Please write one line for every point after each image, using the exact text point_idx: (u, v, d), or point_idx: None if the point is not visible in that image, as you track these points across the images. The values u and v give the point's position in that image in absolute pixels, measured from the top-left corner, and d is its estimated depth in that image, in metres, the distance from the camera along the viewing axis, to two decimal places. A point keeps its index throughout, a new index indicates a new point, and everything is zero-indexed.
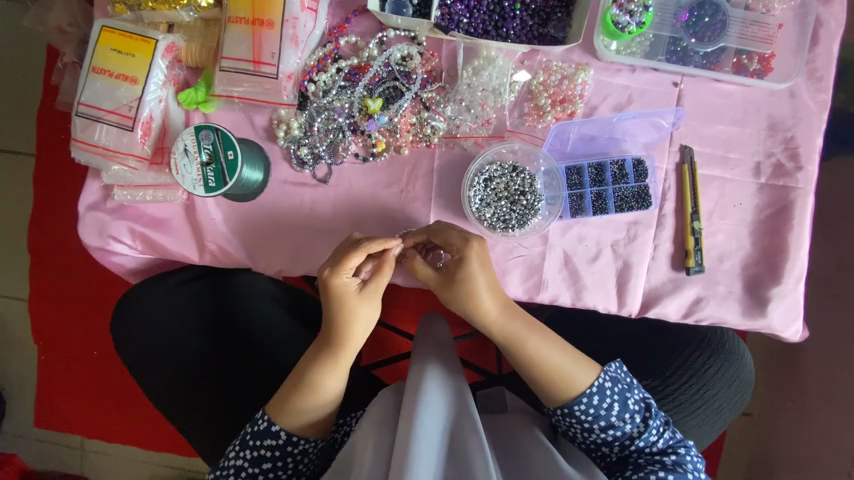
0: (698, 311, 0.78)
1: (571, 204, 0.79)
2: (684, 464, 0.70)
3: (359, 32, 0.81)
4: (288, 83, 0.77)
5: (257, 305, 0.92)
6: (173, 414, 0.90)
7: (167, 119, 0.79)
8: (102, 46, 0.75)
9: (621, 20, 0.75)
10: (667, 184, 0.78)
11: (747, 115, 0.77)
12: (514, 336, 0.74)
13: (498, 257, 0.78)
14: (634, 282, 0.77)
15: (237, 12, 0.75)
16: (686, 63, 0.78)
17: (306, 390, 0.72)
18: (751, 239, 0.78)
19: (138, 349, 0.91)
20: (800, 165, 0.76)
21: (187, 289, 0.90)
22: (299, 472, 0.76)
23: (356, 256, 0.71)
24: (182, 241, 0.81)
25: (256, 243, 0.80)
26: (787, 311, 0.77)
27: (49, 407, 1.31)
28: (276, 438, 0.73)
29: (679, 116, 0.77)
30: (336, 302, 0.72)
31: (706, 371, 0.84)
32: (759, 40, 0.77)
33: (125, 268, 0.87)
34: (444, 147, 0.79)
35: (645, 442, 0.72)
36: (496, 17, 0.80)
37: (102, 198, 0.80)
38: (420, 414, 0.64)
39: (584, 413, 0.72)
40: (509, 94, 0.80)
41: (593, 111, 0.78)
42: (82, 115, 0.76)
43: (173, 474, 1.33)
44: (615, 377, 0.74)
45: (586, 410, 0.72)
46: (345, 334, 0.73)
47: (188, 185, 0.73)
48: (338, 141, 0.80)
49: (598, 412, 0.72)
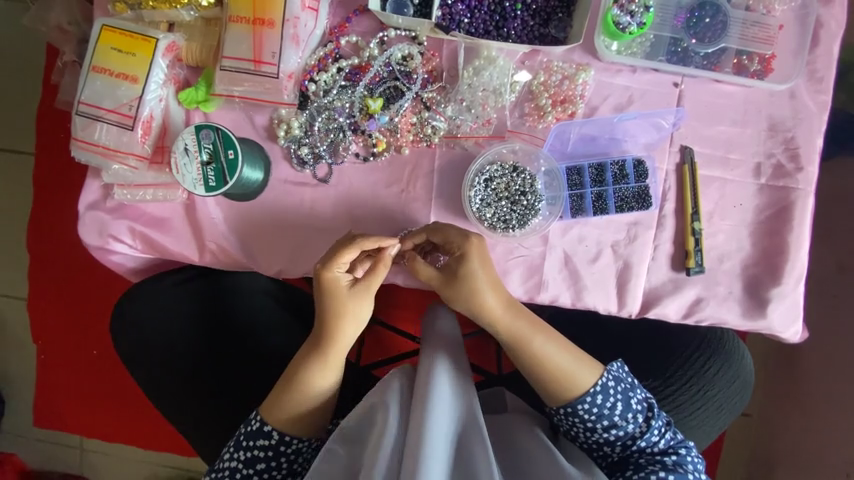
0: (698, 311, 0.78)
1: (571, 204, 0.78)
2: (684, 464, 0.71)
3: (360, 31, 0.81)
4: (288, 83, 0.77)
5: (257, 304, 0.92)
6: (173, 414, 0.90)
7: (167, 118, 0.79)
8: (102, 45, 0.75)
9: (621, 20, 0.76)
10: (667, 184, 0.78)
11: (747, 116, 0.77)
12: (519, 335, 0.74)
13: (498, 257, 0.78)
14: (634, 283, 0.78)
15: (237, 11, 0.75)
16: (686, 64, 0.78)
17: (298, 386, 0.73)
18: (751, 240, 0.78)
19: (137, 349, 0.91)
20: (800, 165, 0.76)
21: (188, 289, 0.91)
22: (295, 472, 0.76)
23: (350, 252, 0.71)
24: (182, 241, 0.81)
25: (256, 243, 0.80)
26: (787, 312, 0.77)
27: (49, 407, 1.31)
28: (267, 439, 0.73)
29: (679, 116, 0.77)
30: (328, 295, 0.73)
31: (706, 372, 0.84)
32: (760, 41, 0.77)
33: (125, 267, 0.87)
34: (445, 147, 0.79)
35: (646, 442, 0.72)
36: (497, 17, 0.80)
37: (102, 197, 0.80)
38: (431, 413, 0.64)
39: (588, 412, 0.72)
40: (510, 94, 0.79)
41: (593, 111, 0.78)
42: (82, 114, 0.76)
43: (173, 474, 1.33)
44: (617, 376, 0.74)
45: (589, 409, 0.72)
46: (336, 328, 0.73)
47: (188, 184, 0.73)
48: (338, 140, 0.80)
49: (602, 411, 0.72)
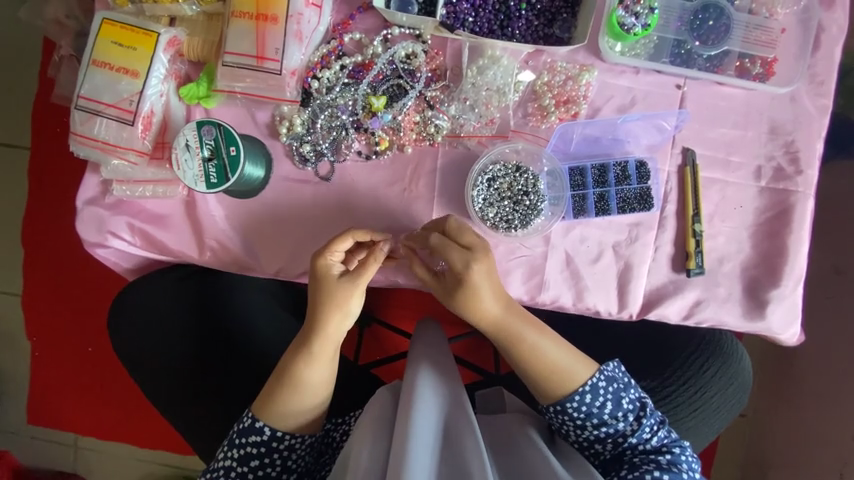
0: (698, 313, 0.78)
1: (574, 205, 0.78)
2: (678, 463, 0.71)
3: (364, 28, 0.80)
4: (291, 79, 0.76)
5: (254, 302, 0.91)
6: (172, 414, 0.89)
7: (168, 113, 0.78)
8: (102, 38, 0.75)
9: (626, 21, 0.76)
10: (669, 186, 0.78)
11: (749, 118, 0.78)
12: (516, 335, 0.74)
13: (499, 258, 0.78)
14: (634, 284, 0.78)
15: (240, 6, 0.74)
16: (689, 66, 0.78)
17: (292, 379, 0.73)
18: (751, 243, 0.78)
19: (138, 342, 0.90)
20: (800, 169, 0.77)
21: (186, 288, 0.89)
22: (290, 469, 0.75)
23: (345, 241, 0.73)
24: (182, 239, 0.80)
25: (257, 241, 0.80)
26: (787, 314, 0.77)
27: (42, 405, 1.30)
28: (259, 435, 0.72)
29: (681, 118, 0.78)
30: (323, 284, 0.73)
31: (704, 373, 0.85)
32: (762, 44, 0.78)
33: (124, 264, 0.86)
34: (448, 146, 0.79)
35: (637, 439, 0.73)
36: (501, 17, 0.80)
37: (100, 193, 0.80)
38: (416, 423, 0.63)
39: (577, 411, 0.73)
40: (513, 94, 0.79)
41: (596, 112, 0.79)
42: (81, 108, 0.75)
43: (169, 473, 1.32)
44: (611, 377, 0.74)
45: (578, 408, 0.73)
46: (329, 319, 0.73)
47: (189, 181, 0.73)
48: (341, 138, 0.79)
49: (591, 410, 0.73)
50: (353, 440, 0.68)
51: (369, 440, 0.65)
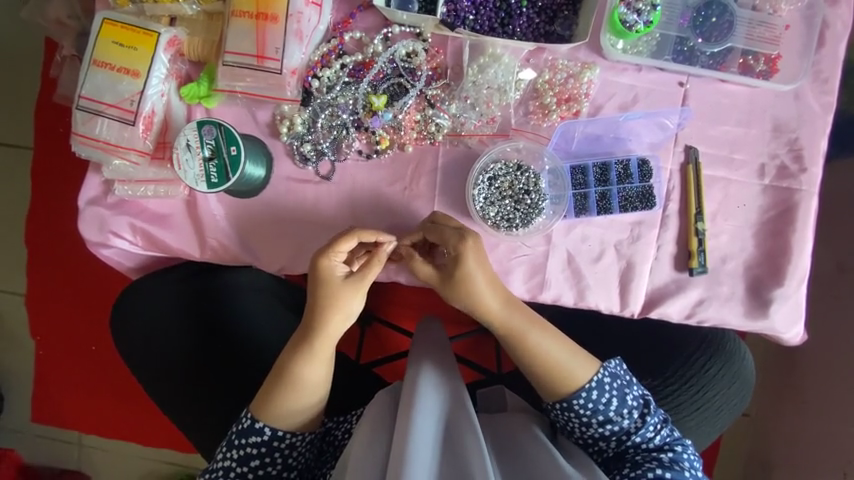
0: (700, 312, 0.78)
1: (575, 204, 0.78)
2: (681, 462, 0.70)
3: (364, 27, 0.80)
4: (292, 78, 0.76)
5: (255, 302, 0.91)
6: (173, 412, 0.90)
7: (169, 113, 0.78)
8: (103, 38, 0.75)
9: (628, 19, 0.75)
10: (672, 184, 0.78)
11: (753, 116, 0.77)
12: (517, 331, 0.74)
13: (500, 257, 0.78)
14: (636, 283, 0.78)
15: (241, 5, 0.74)
16: (692, 63, 0.77)
17: (292, 379, 0.73)
18: (754, 241, 0.77)
19: (138, 344, 0.90)
20: (804, 167, 0.76)
21: (187, 288, 0.89)
22: (290, 467, 0.75)
23: (349, 241, 0.72)
24: (184, 238, 0.80)
25: (258, 240, 0.80)
26: (789, 313, 0.77)
27: (46, 403, 1.31)
28: (259, 435, 0.73)
29: (684, 116, 0.77)
30: (325, 285, 0.73)
31: (705, 372, 0.85)
32: (766, 41, 0.77)
33: (125, 264, 0.86)
34: (448, 145, 0.79)
35: (641, 438, 0.72)
36: (502, 14, 0.80)
37: (102, 193, 0.80)
38: (417, 424, 0.63)
39: (583, 407, 0.73)
40: (514, 92, 0.79)
41: (598, 111, 0.78)
42: (82, 108, 0.75)
43: (172, 471, 1.33)
44: (614, 373, 0.74)
45: (585, 404, 0.73)
46: (330, 319, 0.73)
47: (190, 180, 0.73)
48: (342, 137, 0.79)
49: (597, 407, 0.73)
50: (352, 441, 0.68)
51: (370, 442, 0.65)
